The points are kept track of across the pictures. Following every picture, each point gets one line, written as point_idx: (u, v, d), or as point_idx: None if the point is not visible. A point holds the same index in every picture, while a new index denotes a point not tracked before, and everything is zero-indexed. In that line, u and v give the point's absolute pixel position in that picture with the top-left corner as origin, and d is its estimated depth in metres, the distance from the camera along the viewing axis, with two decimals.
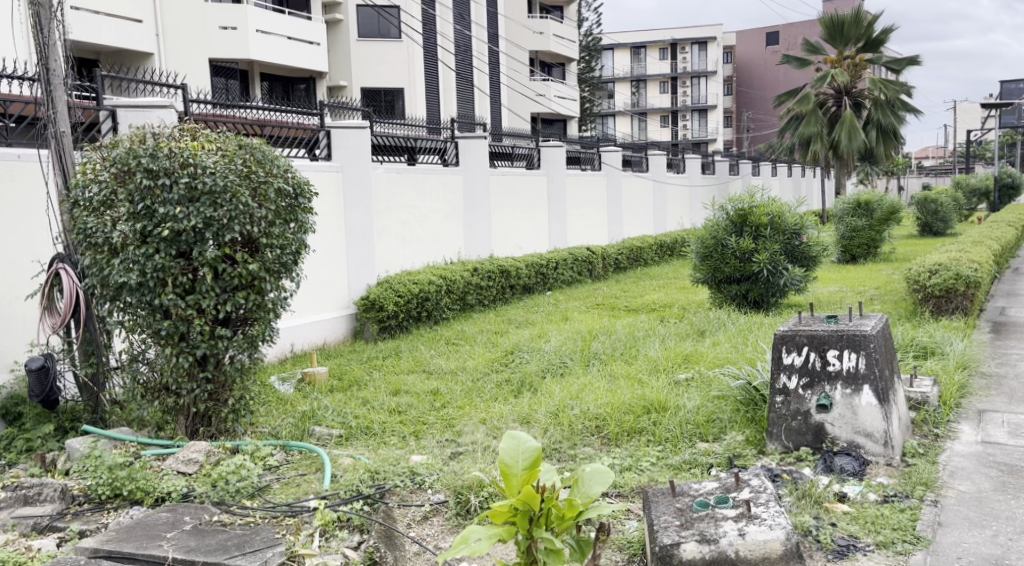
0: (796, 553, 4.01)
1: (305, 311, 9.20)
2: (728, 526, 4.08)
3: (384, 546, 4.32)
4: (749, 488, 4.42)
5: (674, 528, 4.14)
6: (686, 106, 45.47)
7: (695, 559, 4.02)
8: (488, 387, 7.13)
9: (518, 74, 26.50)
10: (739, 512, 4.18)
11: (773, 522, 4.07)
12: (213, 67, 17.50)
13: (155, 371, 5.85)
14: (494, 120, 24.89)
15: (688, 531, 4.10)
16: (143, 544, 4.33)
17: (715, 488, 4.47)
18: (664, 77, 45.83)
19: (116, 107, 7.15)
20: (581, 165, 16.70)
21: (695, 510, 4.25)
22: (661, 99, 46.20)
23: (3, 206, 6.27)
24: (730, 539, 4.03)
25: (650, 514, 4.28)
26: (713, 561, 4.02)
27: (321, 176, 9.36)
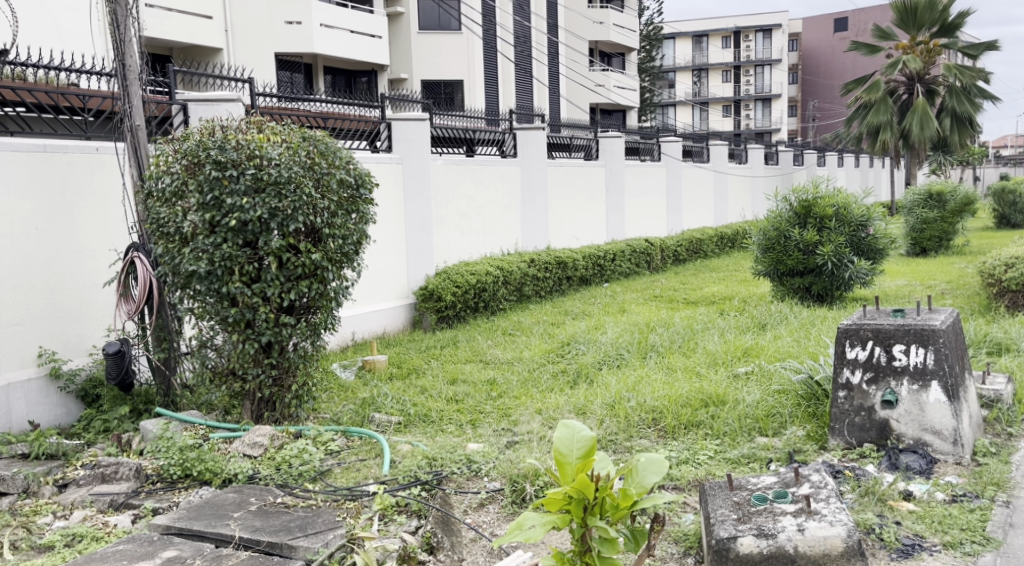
0: (858, 550, 4.00)
1: (365, 300, 9.38)
2: (787, 521, 4.10)
3: (441, 531, 4.47)
4: (810, 483, 4.40)
5: (731, 521, 4.15)
6: (749, 95, 44.82)
7: (753, 554, 4.04)
8: (544, 378, 7.20)
9: (577, 65, 26.48)
10: (799, 507, 4.20)
11: (833, 518, 4.06)
12: (279, 61, 17.86)
13: (223, 357, 6.05)
14: (554, 111, 24.91)
15: (746, 525, 4.12)
16: (211, 523, 4.51)
17: (774, 483, 4.48)
18: (727, 66, 45.25)
19: (187, 101, 7.38)
20: (640, 156, 16.63)
21: (752, 504, 4.28)
22: (723, 89, 45.63)
23: (83, 197, 6.52)
24: (788, 534, 4.04)
25: (707, 506, 4.30)
26: (771, 556, 4.03)
27: (382, 167, 9.51)
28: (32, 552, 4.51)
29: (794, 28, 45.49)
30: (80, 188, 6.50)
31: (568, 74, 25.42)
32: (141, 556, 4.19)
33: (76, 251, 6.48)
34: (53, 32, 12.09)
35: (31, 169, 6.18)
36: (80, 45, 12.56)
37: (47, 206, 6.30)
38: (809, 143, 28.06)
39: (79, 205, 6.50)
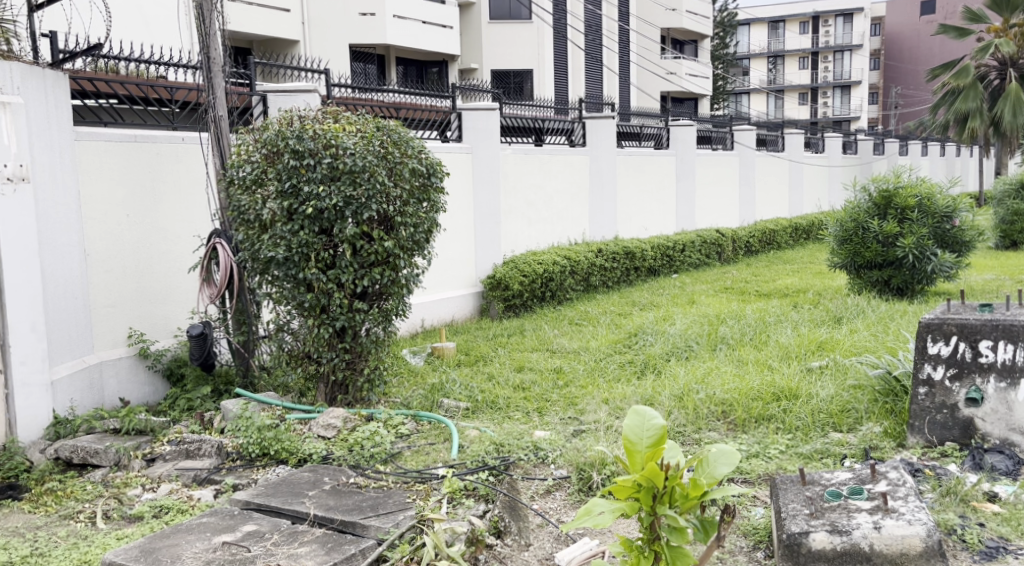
0: (937, 550, 3.93)
1: (435, 288, 9.53)
2: (862, 518, 4.06)
3: (508, 515, 4.55)
4: (886, 480, 4.35)
5: (803, 517, 4.13)
6: (827, 82, 43.75)
7: (825, 550, 3.99)
8: (611, 368, 7.25)
9: (649, 52, 26.26)
10: (875, 505, 4.16)
11: (912, 517, 4.00)
12: (353, 52, 18.15)
13: (299, 341, 6.26)
14: (624, 100, 24.78)
15: (818, 520, 4.08)
16: (287, 500, 4.68)
17: (848, 479, 4.45)
18: (804, 52, 44.22)
19: (266, 92, 7.62)
20: (712, 144, 16.45)
21: (826, 500, 4.26)
22: (800, 76, 44.68)
23: (171, 184, 6.80)
24: (863, 532, 3.99)
25: (778, 501, 4.29)
26: (846, 553, 3.99)
27: (452, 157, 9.64)
28: (123, 522, 4.77)
29: (876, 12, 44.20)
30: (166, 176, 6.77)
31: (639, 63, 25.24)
32: (223, 528, 4.38)
33: (163, 236, 6.76)
34: (142, 26, 12.54)
35: (123, 158, 6.46)
36: (168, 40, 12.99)
37: (138, 193, 6.57)
38: (890, 132, 27.29)
39: (167, 193, 6.77)
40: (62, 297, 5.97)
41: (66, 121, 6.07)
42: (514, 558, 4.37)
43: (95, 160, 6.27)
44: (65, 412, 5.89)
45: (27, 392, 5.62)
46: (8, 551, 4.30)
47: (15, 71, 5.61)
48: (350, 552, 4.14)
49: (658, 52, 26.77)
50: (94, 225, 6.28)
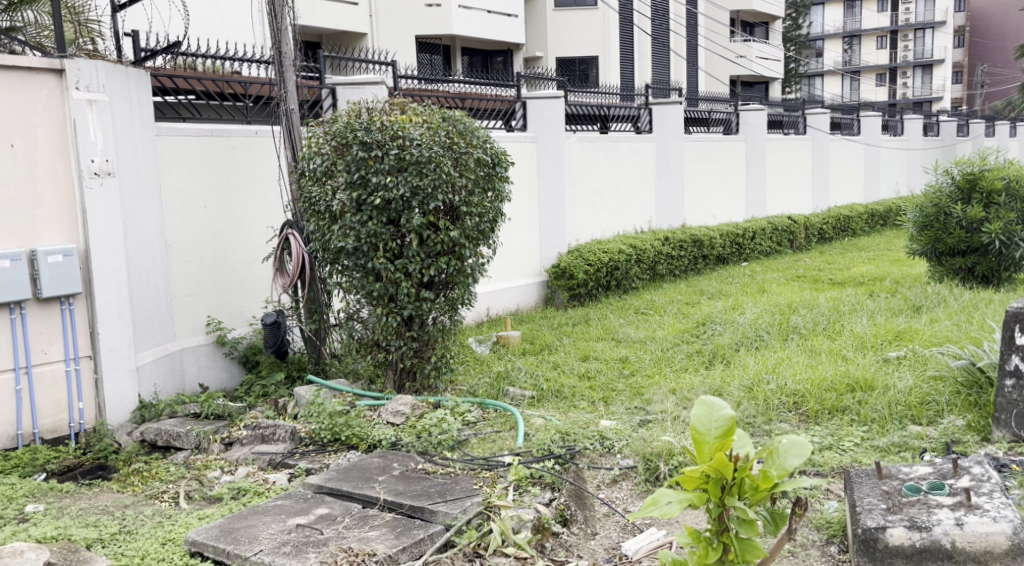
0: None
1: (500, 277, 9.60)
2: (943, 514, 3.97)
3: (574, 504, 4.61)
4: (969, 476, 4.25)
5: (880, 512, 4.05)
6: (907, 61, 42.45)
7: (904, 546, 3.91)
8: (679, 357, 7.22)
9: (718, 36, 25.89)
10: (957, 501, 4.07)
11: (997, 515, 3.91)
12: (419, 43, 18.28)
13: (368, 329, 6.39)
14: (691, 84, 24.45)
15: (896, 516, 4.01)
16: (358, 484, 4.80)
17: (929, 474, 4.35)
18: (882, 31, 43.00)
19: (335, 85, 7.79)
20: (784, 129, 16.17)
21: (904, 495, 4.17)
22: (878, 56, 43.47)
23: (245, 176, 6.98)
24: (944, 528, 3.89)
25: (853, 494, 4.24)
26: (925, 550, 3.90)
27: (518, 146, 9.69)
28: (204, 502, 4.95)
29: None
30: (242, 169, 6.96)
31: (708, 47, 24.90)
32: (297, 511, 4.51)
33: (239, 227, 6.96)
34: (217, 23, 12.84)
35: (201, 152, 6.66)
36: (240, 36, 13.29)
37: (214, 185, 6.78)
38: (975, 112, 26.39)
39: (242, 185, 6.96)
40: (146, 287, 6.20)
41: (147, 117, 6.29)
42: (581, 546, 4.41)
43: (174, 154, 6.49)
44: (149, 395, 6.14)
45: (115, 376, 5.89)
46: (99, 528, 4.49)
47: (100, 70, 5.81)
48: (418, 537, 4.21)
49: (727, 35, 26.34)
50: (174, 217, 6.50)
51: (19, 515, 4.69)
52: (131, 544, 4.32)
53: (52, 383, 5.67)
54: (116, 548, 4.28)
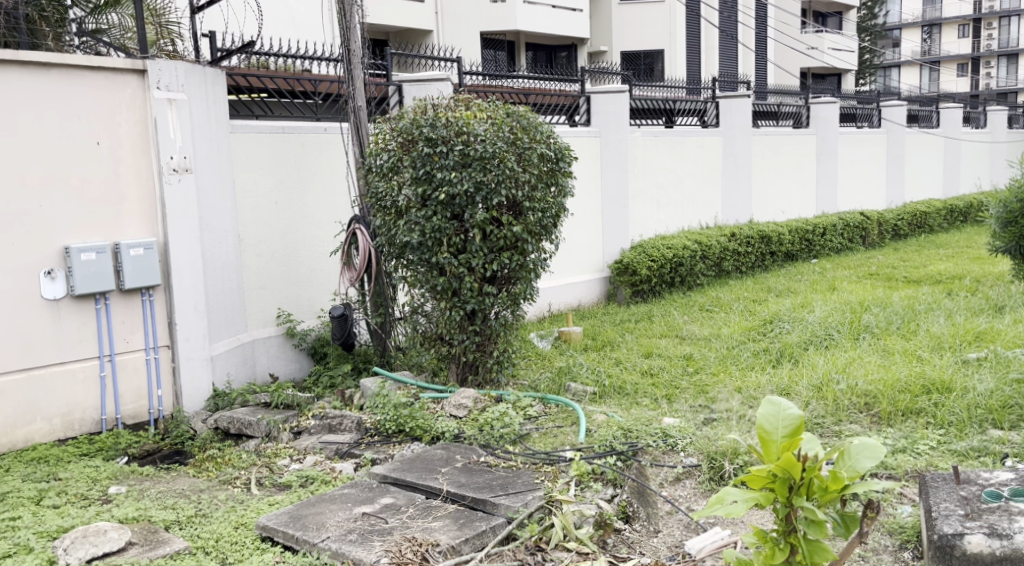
0: None
1: (562, 272, 9.62)
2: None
3: (636, 502, 4.68)
4: None
5: (957, 518, 3.97)
6: (991, 50, 41.01)
7: (983, 554, 3.80)
8: (745, 356, 7.15)
9: (788, 28, 25.45)
10: None
11: None
12: (484, 39, 18.38)
13: (432, 322, 6.48)
14: (761, 78, 24.08)
15: (975, 522, 3.92)
16: (422, 475, 4.87)
17: (1010, 479, 4.24)
18: (964, 20, 41.66)
19: (402, 82, 7.89)
20: (857, 122, 15.85)
21: (984, 501, 4.09)
22: (959, 45, 42.12)
23: (315, 172, 7.13)
24: None
25: (929, 499, 4.15)
26: (1006, 559, 3.77)
27: (581, 141, 9.72)
28: (274, 489, 5.09)
29: None
30: (312, 165, 7.12)
31: (778, 39, 24.50)
32: (362, 500, 4.61)
33: (308, 222, 7.11)
34: (289, 23, 13.12)
35: (273, 148, 6.83)
36: (311, 35, 13.55)
37: (285, 181, 6.94)
38: None
39: (312, 180, 7.11)
40: (220, 279, 6.40)
41: (222, 114, 6.47)
42: (643, 543, 4.43)
43: (248, 151, 6.67)
44: (222, 385, 6.34)
45: (191, 365, 6.11)
46: (177, 511, 4.66)
47: (179, 69, 5.99)
48: (480, 529, 4.26)
49: (798, 26, 25.87)
50: (246, 212, 6.68)
51: (102, 497, 4.89)
52: (207, 527, 4.47)
53: (133, 370, 5.90)
54: (192, 530, 4.44)
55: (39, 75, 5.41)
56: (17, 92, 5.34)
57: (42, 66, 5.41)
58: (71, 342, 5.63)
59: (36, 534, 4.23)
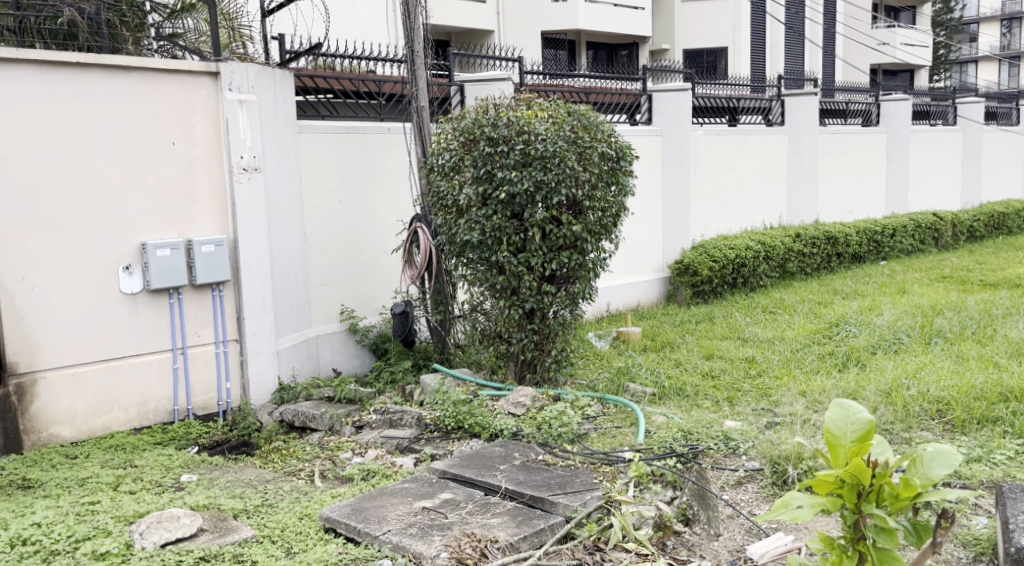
0: None
1: (622, 271, 9.59)
2: None
3: (697, 503, 4.56)
4: None
5: None
6: None
7: None
8: (809, 359, 7.03)
9: (859, 23, 24.96)
10: None
11: None
12: (546, 39, 18.41)
13: (491, 320, 6.52)
14: (829, 74, 23.65)
15: None
16: (481, 472, 4.90)
17: None
18: None
19: (463, 82, 7.94)
20: (931, 119, 15.47)
21: None
22: None
23: (378, 171, 7.23)
24: None
25: (1006, 511, 4.03)
26: None
27: (642, 140, 9.67)
28: (337, 482, 5.18)
29: None
30: (376, 165, 7.21)
31: (847, 35, 24.05)
32: (422, 495, 4.67)
33: (371, 220, 7.21)
34: (354, 26, 13.31)
35: (339, 148, 6.94)
36: (376, 36, 13.73)
37: (350, 180, 7.05)
38: None
39: (375, 179, 7.21)
40: (287, 276, 6.53)
41: (290, 115, 6.60)
42: (703, 546, 4.40)
43: (314, 151, 6.79)
44: (288, 379, 6.48)
45: (258, 359, 6.25)
46: (244, 500, 4.77)
47: (250, 71, 6.12)
48: (539, 527, 4.27)
49: (869, 21, 25.36)
50: (313, 210, 6.80)
51: (175, 484, 5.03)
52: (273, 517, 4.57)
53: (204, 363, 6.07)
54: (259, 519, 4.54)
55: (119, 77, 5.60)
56: (98, 94, 5.54)
57: (122, 69, 5.60)
58: (147, 335, 5.81)
59: (113, 518, 4.36)
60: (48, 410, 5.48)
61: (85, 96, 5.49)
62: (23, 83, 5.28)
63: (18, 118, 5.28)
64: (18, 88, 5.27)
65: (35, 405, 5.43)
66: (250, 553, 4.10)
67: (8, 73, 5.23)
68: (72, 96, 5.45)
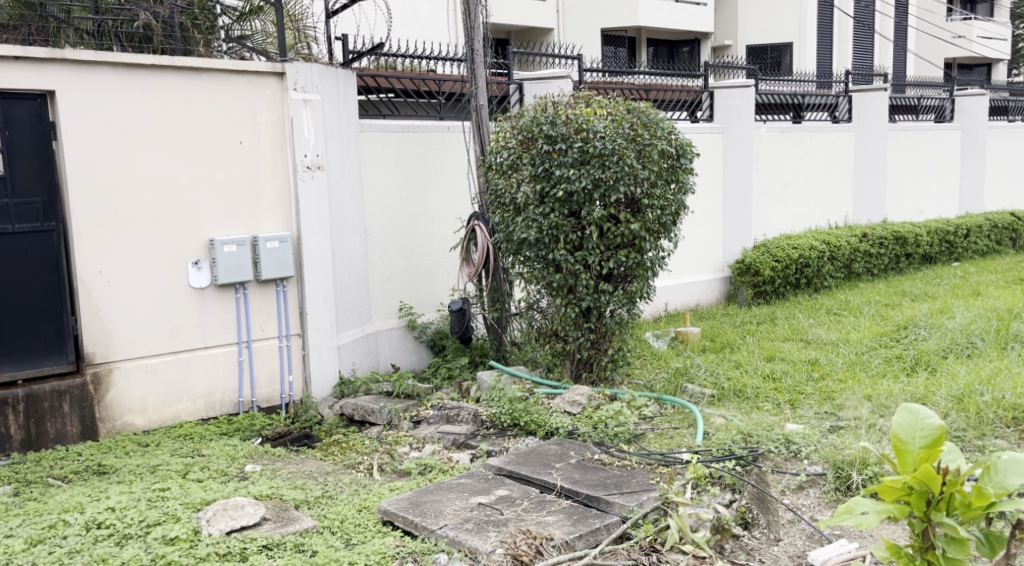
0: None
1: (681, 271, 9.49)
2: None
3: (756, 507, 4.53)
4: None
5: None
6: None
7: None
8: (875, 362, 6.86)
9: (932, 16, 24.33)
10: None
11: None
12: (606, 36, 18.34)
13: (548, 319, 6.50)
14: (900, 69, 23.09)
15: None
16: (536, 470, 4.88)
17: None
18: None
19: (522, 81, 7.93)
20: (1008, 115, 15.07)
21: None
22: None
23: (437, 170, 7.25)
24: None
25: None
26: None
27: (703, 137, 9.54)
28: (394, 475, 5.21)
29: None
30: (435, 163, 7.24)
31: (920, 28, 23.45)
32: (478, 490, 4.67)
33: (430, 218, 7.24)
34: (415, 25, 13.40)
35: (399, 146, 6.99)
36: (436, 36, 13.81)
37: (410, 179, 7.09)
38: None
39: (435, 177, 7.24)
40: (348, 273, 6.59)
41: (352, 114, 6.66)
42: (763, 551, 4.33)
43: (376, 149, 6.85)
44: (348, 373, 6.55)
45: (320, 353, 6.32)
46: (305, 491, 4.83)
47: (315, 71, 6.19)
48: (594, 526, 4.24)
49: (943, 14, 24.69)
50: (373, 208, 6.86)
51: (239, 474, 5.11)
52: (333, 508, 4.61)
53: (268, 356, 6.17)
54: (319, 510, 4.59)
55: (191, 78, 5.72)
56: (171, 94, 5.66)
57: (193, 70, 5.71)
58: (214, 329, 5.94)
59: (182, 505, 4.45)
60: (122, 400, 5.63)
61: (158, 96, 5.61)
62: (101, 85, 5.42)
63: (97, 118, 5.42)
64: (96, 87, 5.41)
65: (110, 395, 5.59)
66: (311, 543, 4.15)
67: (87, 76, 5.37)
68: (146, 96, 5.58)
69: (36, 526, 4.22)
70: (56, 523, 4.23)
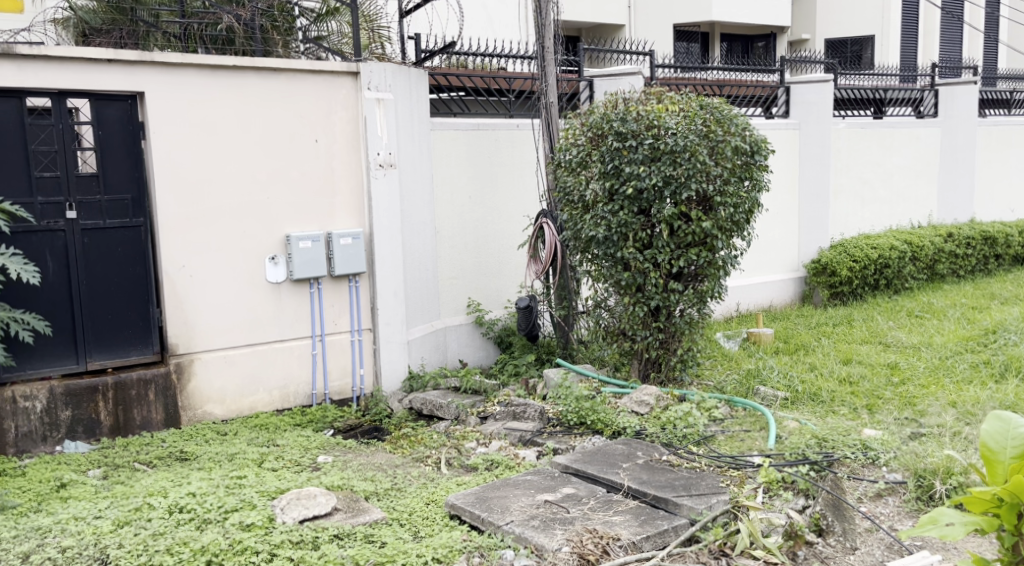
0: None
1: (754, 270, 9.30)
2: None
3: (832, 515, 4.41)
4: None
5: None
6: None
7: None
8: (960, 368, 6.60)
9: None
10: None
11: None
12: (678, 31, 18.12)
13: (615, 317, 6.42)
14: (988, 63, 22.24)
15: None
16: (603, 469, 4.81)
17: None
18: None
19: (593, 77, 7.86)
20: None
21: None
22: None
23: (507, 167, 7.23)
24: None
25: None
26: None
27: (779, 133, 9.34)
28: (461, 470, 5.21)
29: None
30: (504, 160, 7.22)
31: (1012, 20, 22.54)
32: (545, 488, 4.63)
33: (499, 216, 7.22)
34: (486, 23, 13.41)
35: (469, 144, 6.99)
36: (507, 34, 13.81)
37: (479, 176, 7.08)
38: None
39: (504, 175, 7.21)
40: (418, 269, 6.61)
41: (424, 112, 6.67)
42: (838, 559, 4.19)
43: (446, 147, 6.85)
44: (417, 367, 6.56)
45: (390, 348, 6.36)
46: (375, 483, 4.85)
47: (388, 70, 6.22)
48: (663, 527, 4.16)
49: None
50: (443, 205, 6.87)
51: (312, 464, 5.17)
52: (401, 501, 4.63)
53: (340, 350, 6.24)
54: (389, 502, 4.61)
55: (269, 77, 5.80)
56: (250, 93, 5.75)
57: (272, 69, 5.79)
58: (289, 322, 6.02)
59: (258, 492, 4.51)
60: (203, 390, 5.74)
61: (238, 95, 5.71)
62: (186, 85, 5.54)
63: (182, 117, 5.53)
64: (181, 87, 5.52)
65: (192, 384, 5.71)
66: (381, 534, 4.17)
67: (174, 76, 5.49)
68: (227, 96, 5.67)
69: (122, 509, 4.32)
70: (140, 506, 4.32)
